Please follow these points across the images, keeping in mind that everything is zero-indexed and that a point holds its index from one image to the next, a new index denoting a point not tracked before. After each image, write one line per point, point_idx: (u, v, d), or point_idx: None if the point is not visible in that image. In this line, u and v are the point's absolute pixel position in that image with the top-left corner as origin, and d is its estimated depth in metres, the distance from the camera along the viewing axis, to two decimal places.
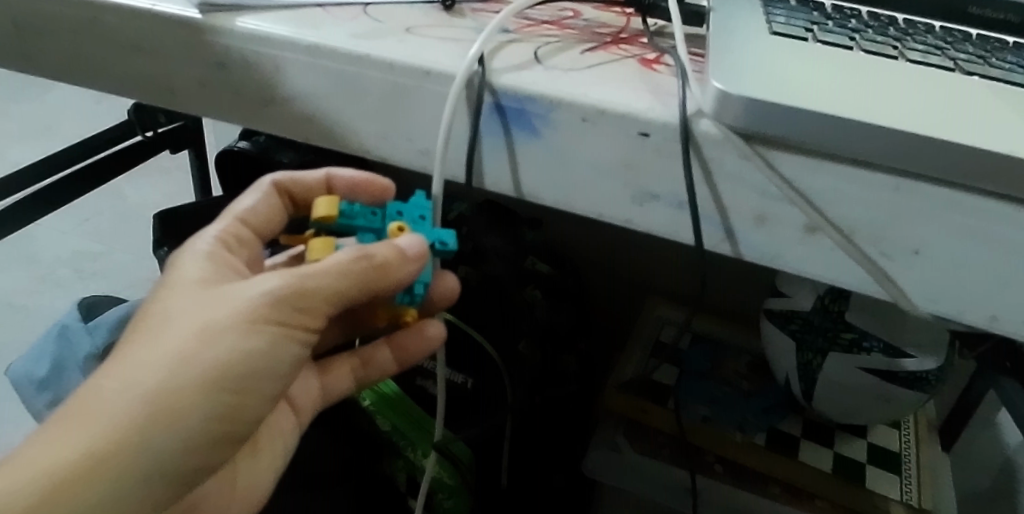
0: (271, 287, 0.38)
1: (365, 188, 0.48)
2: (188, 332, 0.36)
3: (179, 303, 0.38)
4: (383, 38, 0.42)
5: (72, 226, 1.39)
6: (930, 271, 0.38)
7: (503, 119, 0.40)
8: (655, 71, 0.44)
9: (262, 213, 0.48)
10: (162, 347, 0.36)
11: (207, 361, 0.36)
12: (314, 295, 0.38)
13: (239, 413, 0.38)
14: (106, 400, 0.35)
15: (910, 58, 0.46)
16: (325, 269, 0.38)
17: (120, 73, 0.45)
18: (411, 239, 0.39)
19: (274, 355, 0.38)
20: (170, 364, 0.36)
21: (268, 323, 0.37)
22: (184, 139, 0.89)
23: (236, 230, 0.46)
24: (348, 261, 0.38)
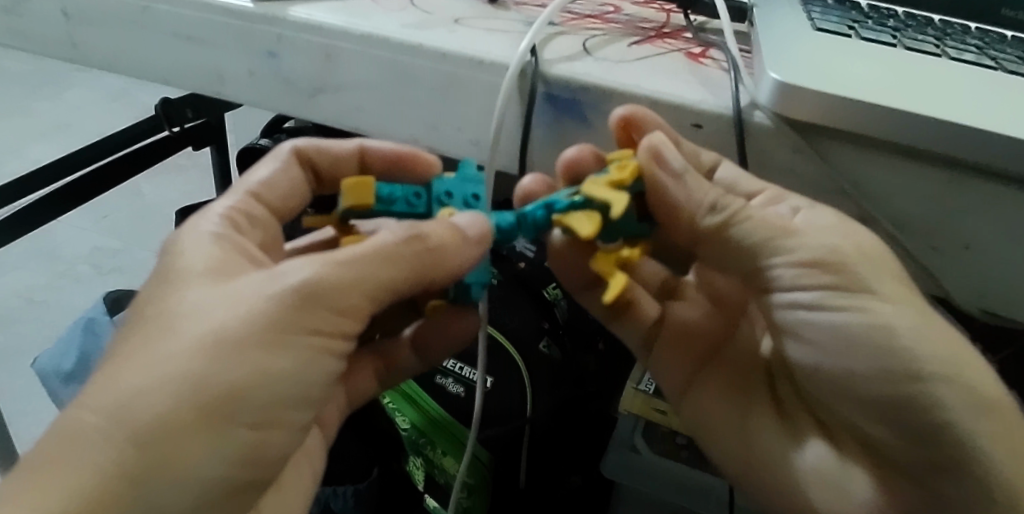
0: (306, 279, 0.36)
1: (406, 166, 0.42)
2: (211, 341, 0.34)
3: (184, 310, 0.35)
4: (435, 28, 0.43)
5: (92, 222, 1.40)
6: (982, 268, 0.38)
7: (555, 109, 0.41)
8: (703, 64, 0.45)
9: (280, 186, 0.45)
10: (181, 357, 0.34)
11: (234, 377, 0.34)
12: (352, 289, 0.36)
13: (263, 444, 0.37)
14: (102, 429, 0.33)
15: (951, 56, 0.45)
16: (371, 256, 0.37)
17: (168, 62, 0.46)
18: (471, 219, 0.38)
19: (301, 374, 0.37)
20: (194, 381, 0.34)
21: (298, 331, 0.36)
22: (208, 135, 0.90)
23: (251, 208, 0.43)
24: (400, 246, 0.37)
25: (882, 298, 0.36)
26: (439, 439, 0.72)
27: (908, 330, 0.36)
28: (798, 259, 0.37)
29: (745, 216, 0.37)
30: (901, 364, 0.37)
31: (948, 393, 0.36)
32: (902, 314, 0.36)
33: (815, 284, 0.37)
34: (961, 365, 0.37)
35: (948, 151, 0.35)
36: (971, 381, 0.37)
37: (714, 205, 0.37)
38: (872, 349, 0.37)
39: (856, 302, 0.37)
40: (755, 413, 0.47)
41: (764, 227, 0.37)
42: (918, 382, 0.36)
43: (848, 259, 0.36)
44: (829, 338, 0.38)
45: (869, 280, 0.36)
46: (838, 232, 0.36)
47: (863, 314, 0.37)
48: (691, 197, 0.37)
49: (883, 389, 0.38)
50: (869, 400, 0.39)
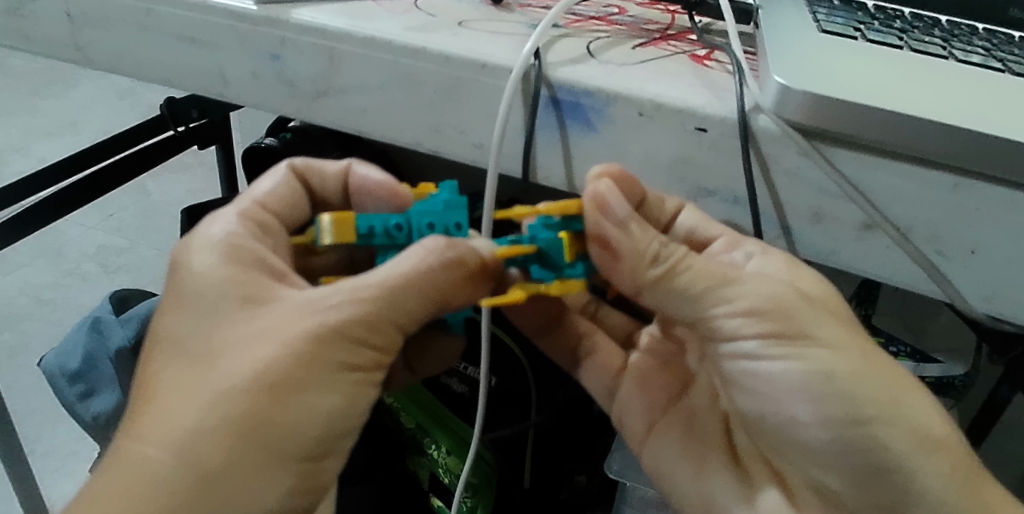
0: (346, 315, 0.36)
1: (388, 196, 0.44)
2: (260, 379, 0.34)
3: (232, 343, 0.35)
4: (437, 31, 0.43)
5: (99, 221, 1.41)
6: (987, 272, 0.37)
7: (558, 112, 0.41)
8: (707, 66, 0.44)
9: (283, 196, 0.44)
10: (233, 397, 0.34)
11: (286, 415, 0.34)
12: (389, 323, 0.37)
13: (320, 478, 0.37)
14: (160, 466, 0.33)
15: (958, 58, 0.45)
16: (400, 276, 0.36)
17: (172, 64, 0.46)
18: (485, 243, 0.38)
19: (354, 410, 0.37)
20: (246, 422, 0.34)
21: (341, 367, 0.36)
22: (213, 134, 0.90)
23: (260, 215, 0.42)
24: (434, 267, 0.36)
25: (823, 343, 0.37)
26: (444, 439, 0.71)
27: (852, 374, 0.37)
28: (741, 308, 0.37)
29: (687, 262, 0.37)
30: (847, 410, 0.37)
31: (889, 434, 0.37)
32: (840, 363, 0.37)
33: (758, 334, 0.37)
34: (902, 405, 0.37)
35: (954, 153, 0.35)
36: (907, 417, 0.37)
37: (657, 255, 0.37)
38: (821, 388, 0.37)
39: (801, 346, 0.37)
40: (709, 456, 0.47)
41: (706, 276, 0.37)
42: (865, 427, 0.37)
43: (792, 305, 0.37)
44: (770, 386, 0.38)
45: (811, 327, 0.37)
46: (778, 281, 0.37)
47: (805, 364, 0.37)
48: (635, 245, 0.36)
49: (833, 434, 0.38)
50: (818, 447, 0.39)
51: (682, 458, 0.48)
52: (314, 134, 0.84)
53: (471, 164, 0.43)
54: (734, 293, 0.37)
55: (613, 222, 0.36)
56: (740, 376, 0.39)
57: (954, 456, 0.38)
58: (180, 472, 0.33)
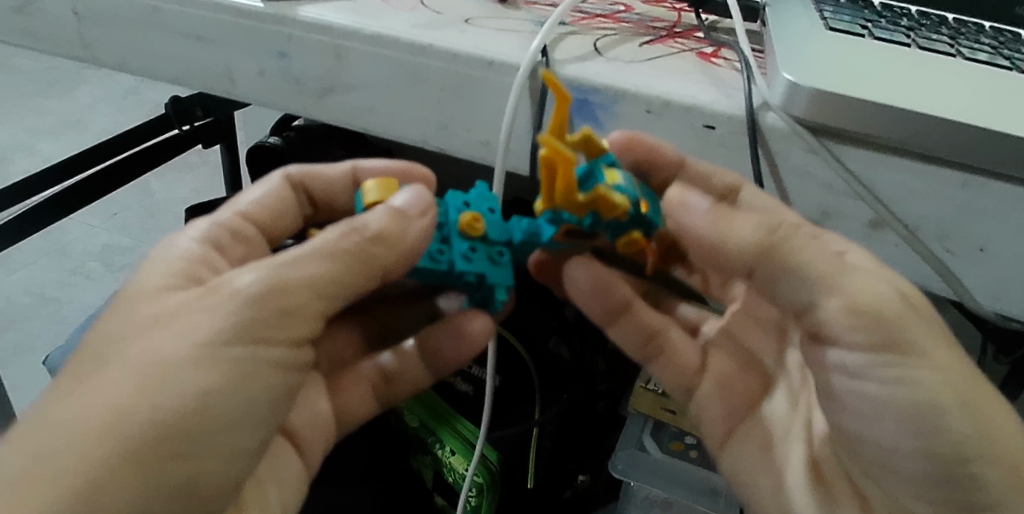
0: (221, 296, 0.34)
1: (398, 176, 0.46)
2: (172, 358, 0.32)
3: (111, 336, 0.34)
4: (444, 28, 0.43)
5: (103, 219, 1.41)
6: (996, 270, 0.37)
7: (566, 109, 0.41)
8: (714, 64, 0.44)
9: (268, 206, 0.44)
10: (139, 375, 0.32)
11: (189, 392, 0.32)
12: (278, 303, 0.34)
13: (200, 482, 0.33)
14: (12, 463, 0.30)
15: (966, 56, 0.44)
16: (315, 252, 0.35)
17: (179, 62, 0.46)
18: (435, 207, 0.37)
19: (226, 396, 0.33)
20: (155, 397, 0.31)
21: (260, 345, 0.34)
22: (217, 133, 0.90)
23: (239, 227, 0.42)
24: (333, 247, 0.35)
25: (932, 361, 0.32)
26: (449, 438, 0.71)
27: (958, 396, 0.32)
28: (841, 308, 0.32)
29: (784, 245, 0.33)
30: (945, 434, 0.32)
31: (991, 468, 0.32)
32: (948, 384, 0.32)
33: (858, 344, 0.32)
34: (1006, 434, 0.32)
35: (963, 150, 0.35)
36: (1017, 454, 0.32)
37: (744, 246, 0.33)
38: (923, 409, 0.32)
39: (904, 360, 0.32)
40: (789, 467, 0.41)
41: (804, 268, 0.32)
42: (966, 461, 0.32)
43: (899, 316, 0.31)
44: (865, 400, 0.34)
45: (920, 339, 0.32)
46: (888, 283, 0.32)
47: (906, 380, 0.32)
48: (725, 247, 0.33)
49: (932, 465, 0.33)
50: (917, 480, 0.33)
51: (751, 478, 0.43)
52: (317, 133, 0.84)
53: (477, 161, 0.43)
54: (835, 290, 0.32)
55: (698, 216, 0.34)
56: (839, 393, 0.34)
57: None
58: (78, 456, 0.30)
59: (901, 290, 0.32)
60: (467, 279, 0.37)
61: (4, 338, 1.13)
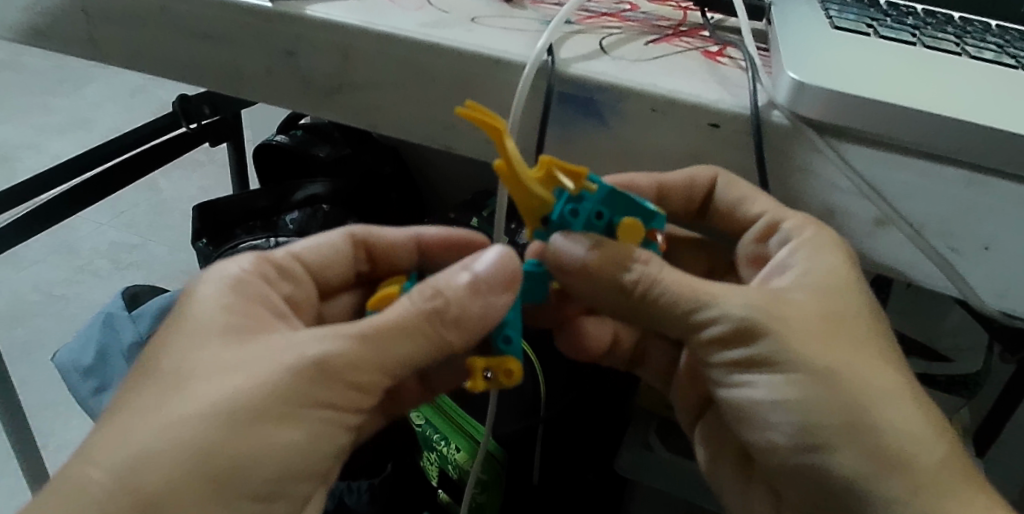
0: (318, 353, 0.34)
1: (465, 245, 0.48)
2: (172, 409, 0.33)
3: (201, 356, 0.35)
4: (451, 27, 0.43)
5: (110, 218, 1.42)
6: (1000, 268, 0.37)
7: (570, 108, 0.41)
8: (721, 62, 0.44)
9: (321, 253, 0.45)
10: (157, 411, 0.34)
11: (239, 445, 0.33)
12: (365, 368, 0.35)
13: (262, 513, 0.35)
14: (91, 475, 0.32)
15: (971, 54, 0.44)
16: (390, 324, 0.35)
17: (188, 61, 0.46)
18: (506, 264, 0.36)
19: (303, 448, 0.35)
20: (191, 450, 0.33)
21: (304, 403, 0.34)
22: (224, 131, 0.90)
23: (285, 261, 0.43)
24: (416, 316, 0.35)
25: (786, 366, 0.36)
26: (454, 436, 0.71)
27: (816, 397, 0.36)
28: (712, 332, 0.37)
29: (661, 276, 0.36)
30: (809, 433, 0.37)
31: (846, 462, 0.36)
32: (813, 384, 0.36)
33: (731, 359, 0.37)
34: (866, 423, 0.36)
35: (965, 148, 0.35)
36: (880, 434, 0.36)
37: (627, 276, 0.36)
38: (794, 407, 0.36)
39: (771, 369, 0.37)
40: None
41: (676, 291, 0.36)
42: (832, 445, 0.36)
43: (767, 328, 0.36)
44: (743, 413, 0.39)
45: (774, 352, 0.36)
46: (751, 305, 0.36)
47: (767, 389, 0.37)
48: (602, 286, 0.37)
49: (805, 452, 0.37)
50: (795, 464, 0.38)
51: (697, 443, 0.49)
52: (326, 132, 0.86)
53: (484, 160, 0.43)
54: (713, 314, 0.36)
55: (575, 262, 0.36)
56: (724, 399, 0.39)
57: (944, 487, 0.36)
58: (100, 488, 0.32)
59: (765, 309, 0.36)
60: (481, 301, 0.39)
61: (14, 335, 1.14)
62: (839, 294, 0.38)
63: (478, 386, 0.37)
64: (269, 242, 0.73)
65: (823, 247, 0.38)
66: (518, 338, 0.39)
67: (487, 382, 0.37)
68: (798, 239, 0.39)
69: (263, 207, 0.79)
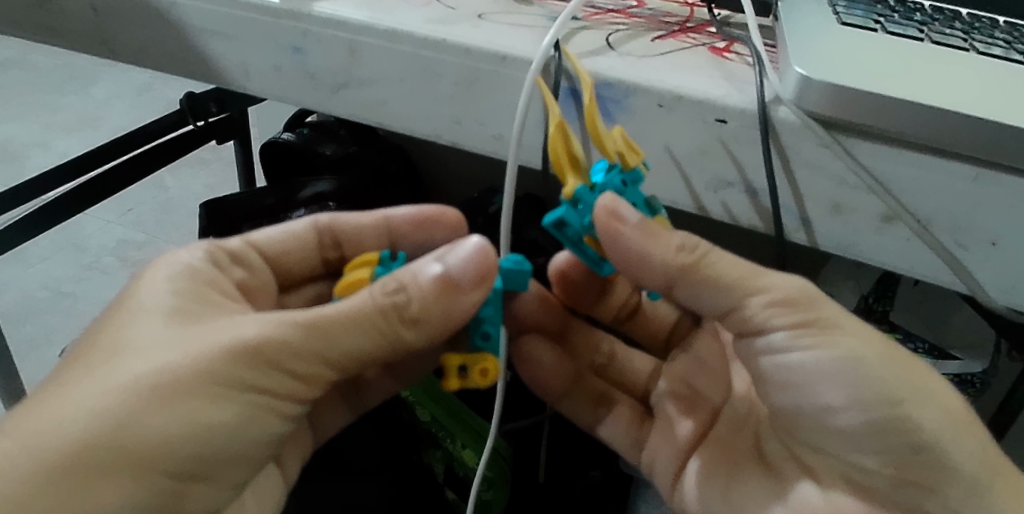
0: (259, 340, 0.34)
1: (433, 224, 0.47)
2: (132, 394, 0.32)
3: (137, 333, 0.35)
4: (458, 23, 0.43)
5: (117, 215, 1.42)
6: (1007, 264, 0.37)
7: (578, 104, 0.41)
8: (727, 58, 0.44)
9: (283, 242, 0.46)
10: (93, 384, 0.33)
11: (157, 421, 0.32)
12: (303, 356, 0.35)
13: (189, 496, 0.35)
14: (29, 449, 0.32)
15: (979, 51, 0.44)
16: (348, 315, 0.35)
17: (196, 58, 0.47)
18: (464, 266, 0.36)
19: (240, 428, 0.35)
20: (108, 418, 0.32)
21: (240, 386, 0.34)
22: (230, 128, 0.90)
23: (245, 252, 0.44)
24: (375, 311, 0.35)
25: (847, 330, 0.37)
26: (460, 432, 0.71)
27: (879, 356, 0.36)
28: (773, 301, 0.37)
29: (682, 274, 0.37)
30: (881, 395, 0.36)
31: (923, 415, 0.36)
32: (876, 347, 0.37)
33: (787, 328, 0.37)
34: (926, 387, 0.37)
35: (976, 144, 0.35)
36: (940, 393, 0.37)
37: (682, 246, 0.37)
38: (841, 378, 0.36)
39: (829, 336, 0.36)
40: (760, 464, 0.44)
41: (736, 266, 0.37)
42: (879, 414, 0.36)
43: (816, 294, 0.37)
44: (801, 387, 0.38)
45: (836, 315, 0.37)
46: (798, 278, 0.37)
47: (833, 356, 0.36)
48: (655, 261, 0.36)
49: (856, 418, 0.37)
50: (844, 436, 0.38)
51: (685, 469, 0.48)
52: (332, 129, 0.86)
53: (490, 156, 0.43)
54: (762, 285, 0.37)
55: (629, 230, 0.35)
56: (764, 374, 0.40)
57: None
58: (15, 474, 0.31)
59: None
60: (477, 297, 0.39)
61: (23, 331, 1.15)
62: None
63: (452, 383, 0.37)
64: None
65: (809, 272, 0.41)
66: (495, 336, 0.39)
67: (463, 379, 0.37)
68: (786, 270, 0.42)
69: (270, 205, 0.79)
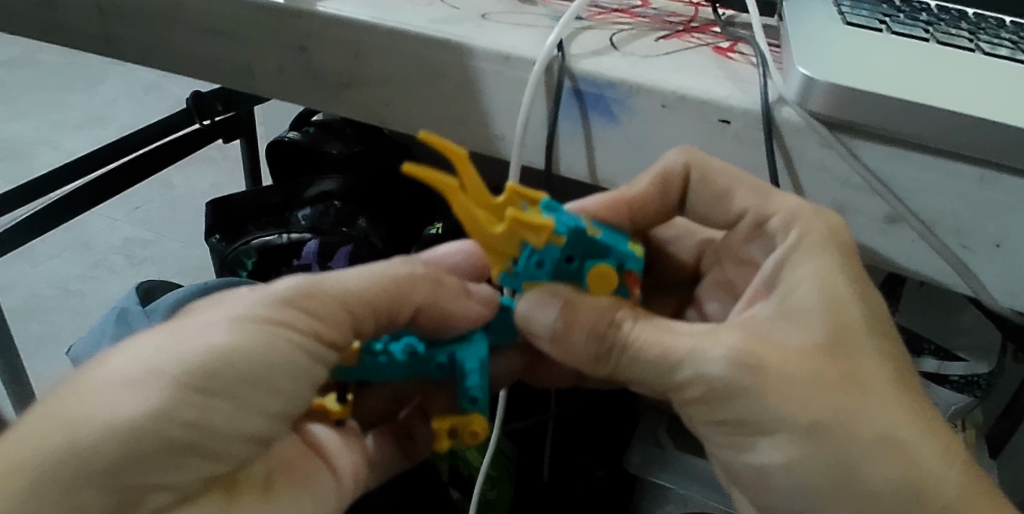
0: (300, 288, 0.36)
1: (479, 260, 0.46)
2: (196, 332, 0.33)
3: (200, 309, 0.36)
4: (461, 23, 0.43)
5: (125, 214, 1.43)
6: (1012, 264, 0.37)
7: (581, 104, 0.41)
8: (731, 58, 0.44)
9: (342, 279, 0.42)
10: (153, 336, 0.33)
11: (199, 351, 0.32)
12: (334, 298, 0.36)
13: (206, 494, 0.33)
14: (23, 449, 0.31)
15: (985, 51, 0.44)
16: (381, 276, 0.38)
17: (202, 58, 0.47)
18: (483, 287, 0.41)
19: (282, 365, 0.34)
20: (157, 352, 0.32)
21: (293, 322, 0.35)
22: (237, 128, 0.91)
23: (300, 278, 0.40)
24: (407, 278, 0.39)
25: (771, 426, 0.35)
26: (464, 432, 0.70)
27: (812, 452, 0.35)
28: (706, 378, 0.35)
29: (632, 335, 0.36)
30: (817, 487, 0.35)
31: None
32: (806, 443, 0.35)
33: (716, 416, 0.36)
34: (874, 470, 0.35)
35: (977, 146, 0.35)
36: (895, 480, 0.35)
37: (596, 333, 0.36)
38: (791, 467, 0.35)
39: (763, 428, 0.35)
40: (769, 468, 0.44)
41: (652, 364, 0.36)
42: (824, 503, 0.35)
43: (749, 389, 0.34)
44: (751, 469, 0.37)
45: (761, 412, 0.35)
46: (731, 357, 0.35)
47: (759, 447, 0.36)
48: (579, 355, 0.37)
49: (806, 509, 0.36)
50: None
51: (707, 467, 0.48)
52: (338, 128, 0.86)
53: (494, 157, 0.44)
54: (690, 374, 0.35)
55: (545, 326, 0.37)
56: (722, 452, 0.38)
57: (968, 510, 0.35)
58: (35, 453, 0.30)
59: (754, 348, 0.35)
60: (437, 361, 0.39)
61: (30, 329, 1.15)
62: (841, 321, 0.37)
63: (444, 443, 0.38)
64: (281, 239, 0.74)
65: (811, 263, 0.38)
66: (484, 397, 0.37)
67: (452, 438, 0.37)
68: (790, 241, 0.39)
69: (276, 204, 0.80)
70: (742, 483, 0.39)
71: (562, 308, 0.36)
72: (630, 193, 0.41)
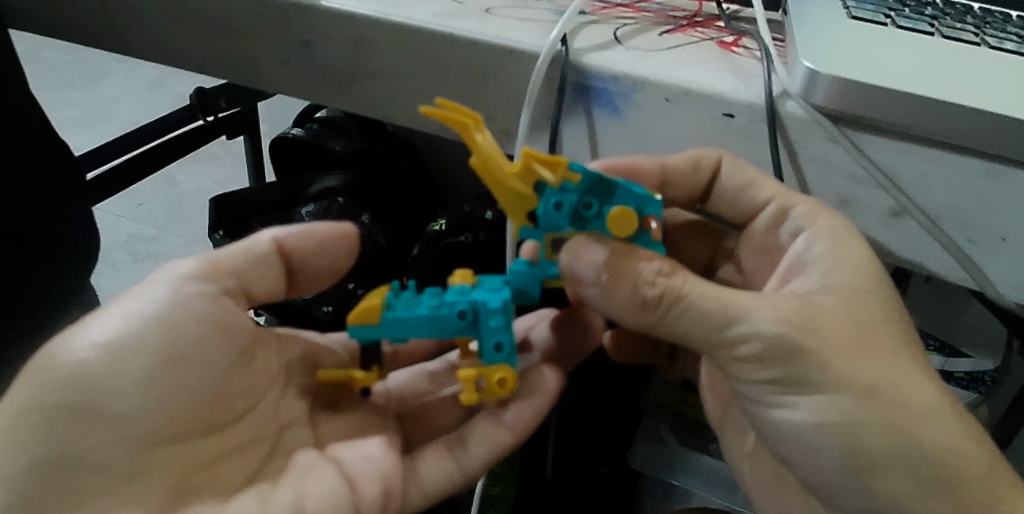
0: (184, 270, 0.40)
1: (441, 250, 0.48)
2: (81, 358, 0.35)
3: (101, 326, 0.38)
4: (464, 17, 0.43)
5: (128, 210, 1.43)
6: (1018, 258, 0.37)
7: (584, 97, 0.41)
8: (735, 53, 0.44)
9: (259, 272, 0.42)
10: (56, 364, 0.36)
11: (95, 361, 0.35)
12: (221, 270, 0.41)
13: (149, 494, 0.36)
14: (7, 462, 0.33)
15: (991, 45, 0.44)
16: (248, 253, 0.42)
17: (206, 52, 0.47)
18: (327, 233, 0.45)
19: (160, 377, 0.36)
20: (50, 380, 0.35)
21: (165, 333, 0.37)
22: (241, 124, 0.91)
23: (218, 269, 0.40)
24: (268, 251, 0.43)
25: (823, 388, 0.35)
26: None
27: (859, 414, 0.35)
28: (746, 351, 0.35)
29: (686, 289, 0.35)
30: (857, 453, 0.36)
31: (891, 484, 0.36)
32: (854, 404, 0.35)
33: (763, 377, 0.36)
34: (913, 435, 0.36)
35: (982, 138, 0.35)
36: (933, 447, 0.36)
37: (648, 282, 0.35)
38: (832, 432, 0.36)
39: (810, 391, 0.36)
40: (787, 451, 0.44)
41: (707, 316, 0.35)
42: (867, 470, 0.36)
43: (802, 348, 0.35)
44: (789, 435, 0.38)
45: (812, 372, 0.35)
46: (784, 321, 0.35)
47: (800, 410, 0.36)
48: (618, 302, 0.36)
49: (845, 478, 0.37)
50: (836, 486, 0.38)
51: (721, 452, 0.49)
52: (341, 125, 0.86)
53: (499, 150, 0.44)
54: (746, 330, 0.35)
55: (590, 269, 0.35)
56: (761, 421, 0.39)
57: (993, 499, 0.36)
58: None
59: (760, 336, 0.35)
60: (459, 308, 0.37)
61: None
62: (870, 293, 0.38)
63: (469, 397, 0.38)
64: None
65: (836, 243, 0.39)
66: (507, 344, 0.37)
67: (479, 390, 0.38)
68: (817, 224, 0.40)
69: (278, 201, 0.80)
70: (775, 446, 0.40)
71: (609, 261, 0.34)
72: (667, 160, 0.41)
